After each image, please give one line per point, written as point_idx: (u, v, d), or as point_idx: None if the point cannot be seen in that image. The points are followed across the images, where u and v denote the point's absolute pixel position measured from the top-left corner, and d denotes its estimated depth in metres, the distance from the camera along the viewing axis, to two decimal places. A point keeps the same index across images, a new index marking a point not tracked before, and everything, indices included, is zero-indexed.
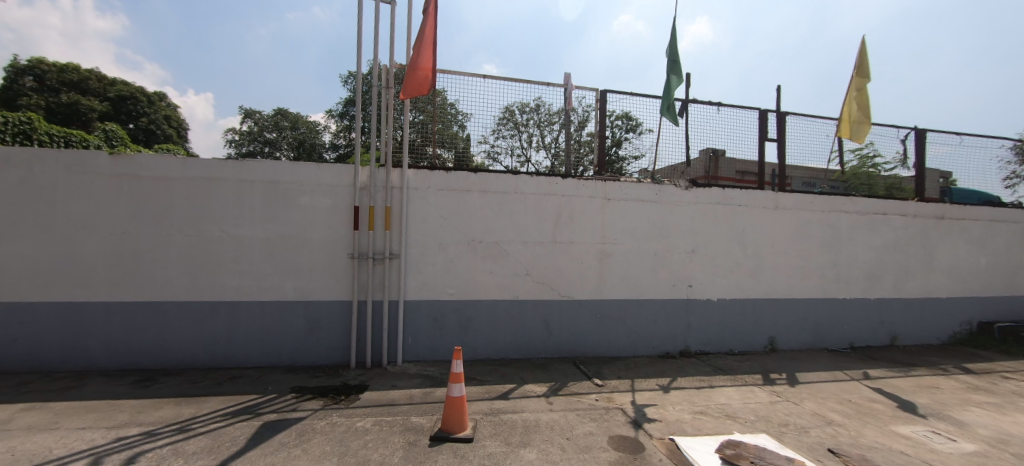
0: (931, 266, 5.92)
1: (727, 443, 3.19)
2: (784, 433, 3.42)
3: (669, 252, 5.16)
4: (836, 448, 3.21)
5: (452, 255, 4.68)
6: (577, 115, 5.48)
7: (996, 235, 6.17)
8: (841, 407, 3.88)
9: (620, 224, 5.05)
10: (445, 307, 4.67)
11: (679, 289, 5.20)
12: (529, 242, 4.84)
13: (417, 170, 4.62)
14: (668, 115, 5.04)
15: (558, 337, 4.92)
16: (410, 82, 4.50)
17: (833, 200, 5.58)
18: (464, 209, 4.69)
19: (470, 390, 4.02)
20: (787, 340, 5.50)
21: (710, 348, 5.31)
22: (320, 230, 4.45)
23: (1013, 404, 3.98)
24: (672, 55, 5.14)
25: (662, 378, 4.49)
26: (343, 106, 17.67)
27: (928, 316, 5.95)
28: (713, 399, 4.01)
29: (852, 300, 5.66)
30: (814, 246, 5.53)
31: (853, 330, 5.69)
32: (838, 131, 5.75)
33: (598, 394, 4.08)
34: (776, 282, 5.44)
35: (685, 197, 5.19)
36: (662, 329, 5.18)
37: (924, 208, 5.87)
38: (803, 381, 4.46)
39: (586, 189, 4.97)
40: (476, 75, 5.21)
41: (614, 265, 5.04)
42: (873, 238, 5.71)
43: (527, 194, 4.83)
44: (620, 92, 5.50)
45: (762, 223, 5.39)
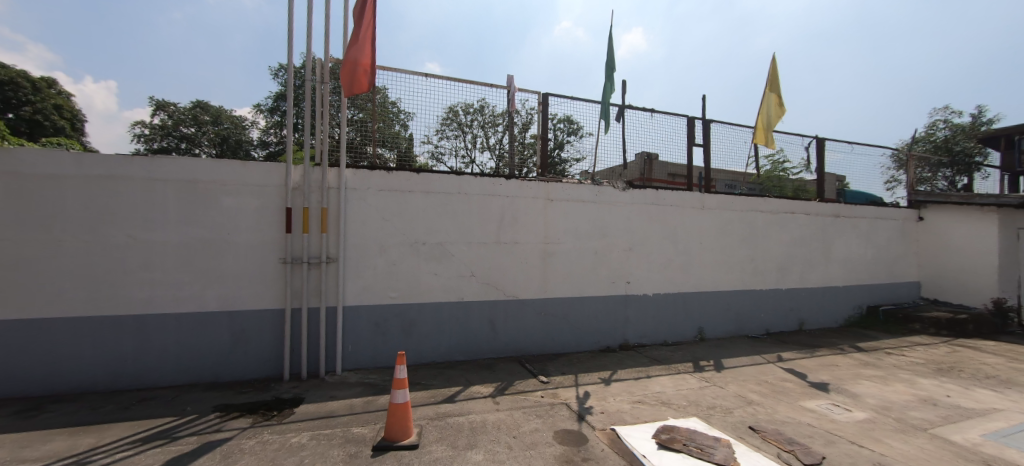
0: (830, 258, 6.73)
1: (663, 428, 3.39)
2: (712, 415, 3.71)
3: (609, 250, 5.40)
4: (756, 425, 3.54)
5: (394, 258, 4.54)
6: (520, 117, 5.57)
7: (880, 230, 7.14)
8: (759, 388, 4.28)
9: (562, 224, 5.19)
10: (387, 311, 4.52)
11: (618, 285, 5.45)
12: (473, 243, 4.82)
13: (356, 170, 4.43)
14: (606, 119, 5.26)
15: (503, 337, 4.95)
16: (348, 79, 4.32)
17: (750, 201, 6.16)
18: (406, 210, 4.58)
19: (415, 395, 3.92)
20: (714, 329, 5.97)
21: (647, 340, 5.62)
22: (246, 234, 4.12)
23: (893, 376, 4.62)
24: (609, 63, 5.38)
25: (604, 371, 4.67)
26: (274, 100, 16.53)
27: (829, 303, 6.74)
28: (649, 388, 4.25)
29: (767, 291, 6.27)
30: (735, 243, 6.05)
31: (769, 318, 6.29)
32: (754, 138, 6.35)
33: (543, 390, 4.16)
34: (704, 276, 5.89)
35: (622, 197, 5.46)
36: (603, 325, 5.39)
37: (824, 208, 6.65)
38: (727, 367, 4.86)
39: (529, 190, 5.05)
40: (418, 73, 5.10)
41: (557, 264, 5.17)
42: (784, 234, 6.37)
43: (471, 195, 4.82)
44: (561, 96, 5.67)
45: (691, 222, 5.81)
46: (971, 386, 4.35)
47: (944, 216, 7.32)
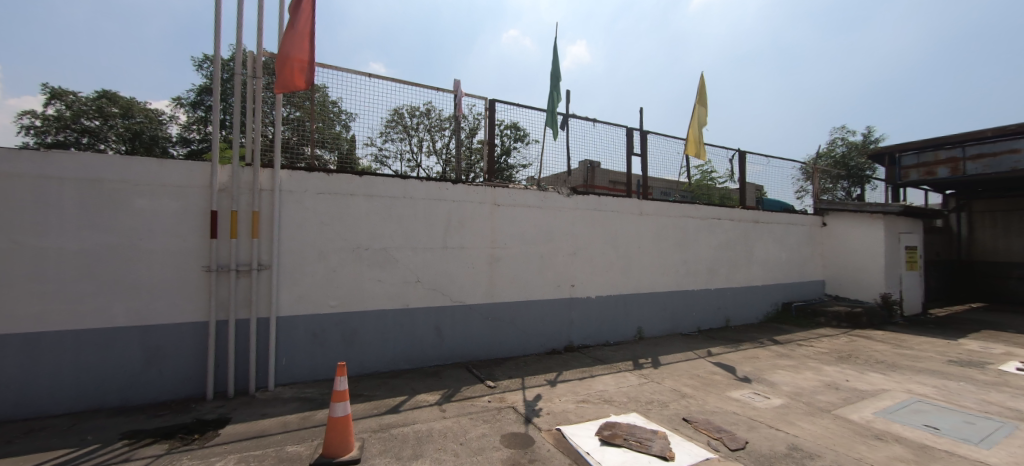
0: (751, 260, 7.40)
1: (605, 425, 3.53)
2: (650, 409, 3.91)
3: (554, 254, 5.54)
4: (689, 417, 3.79)
5: (334, 264, 4.34)
6: (468, 122, 5.59)
7: (792, 235, 7.99)
8: (692, 381, 4.59)
9: (508, 229, 5.25)
10: (326, 320, 4.29)
11: (563, 289, 5.61)
12: (418, 248, 4.73)
13: (291, 171, 4.18)
14: (551, 127, 5.41)
15: (450, 343, 4.89)
16: (282, 74, 4.07)
17: (683, 207, 6.62)
18: (347, 214, 4.39)
19: (356, 408, 3.75)
20: (651, 329, 6.32)
21: (590, 341, 5.82)
22: (164, 239, 3.73)
23: (803, 365, 5.17)
24: (553, 73, 5.55)
25: (549, 373, 4.77)
26: (197, 94, 15.15)
27: (751, 300, 7.40)
28: (593, 387, 4.40)
29: (698, 291, 6.76)
30: (670, 247, 6.47)
31: (700, 316, 6.78)
32: (686, 149, 6.84)
33: (490, 395, 4.16)
34: (642, 278, 6.22)
35: (566, 203, 5.64)
36: (549, 327, 5.51)
37: (746, 214, 7.32)
38: (663, 363, 5.16)
39: (475, 195, 5.06)
40: (360, 73, 4.94)
41: (504, 268, 5.21)
42: (712, 238, 6.91)
43: (417, 200, 4.73)
44: (508, 103, 5.77)
45: (631, 227, 6.13)
46: (865, 371, 4.97)
47: (843, 222, 8.33)
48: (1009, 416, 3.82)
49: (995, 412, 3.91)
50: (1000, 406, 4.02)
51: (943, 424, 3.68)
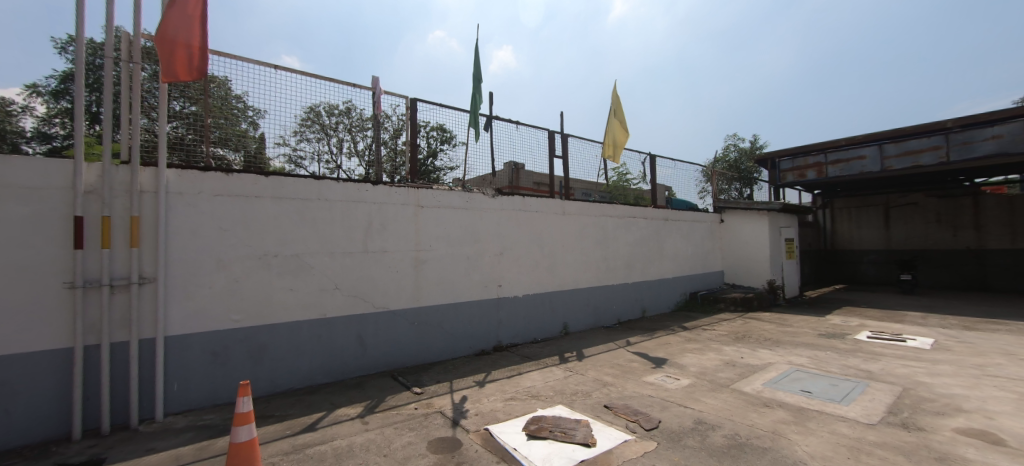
0: (663, 255, 8.07)
1: (531, 420, 3.59)
2: (575, 400, 4.07)
3: (481, 255, 5.57)
4: (609, 403, 4.00)
5: (237, 274, 3.92)
6: (390, 122, 5.44)
7: (696, 231, 8.88)
8: (612, 370, 4.85)
9: (433, 231, 5.17)
10: (228, 337, 3.85)
11: (491, 289, 5.65)
12: (336, 254, 4.46)
13: (181, 170, 3.70)
14: (474, 128, 5.44)
15: (373, 351, 4.67)
16: (167, 61, 3.60)
17: (603, 207, 7.04)
18: (251, 218, 4.00)
19: (265, 430, 3.41)
20: (576, 323, 6.60)
21: (519, 340, 5.91)
22: (9, 252, 3.09)
23: (707, 347, 5.73)
24: (477, 75, 5.60)
25: (478, 374, 4.74)
26: (58, 82, 12.77)
27: (664, 291, 8.06)
28: (521, 384, 4.47)
29: (618, 286, 7.21)
30: (591, 245, 6.83)
31: (619, 309, 7.23)
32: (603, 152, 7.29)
33: (417, 402, 4.03)
34: (567, 275, 6.49)
35: (492, 204, 5.71)
36: (477, 329, 5.50)
37: (658, 212, 7.98)
38: (587, 355, 5.40)
39: (398, 197, 4.90)
40: (266, 64, 4.53)
41: (429, 271, 5.11)
42: (629, 236, 7.43)
43: (332, 201, 4.46)
44: (432, 104, 5.71)
45: (555, 226, 6.38)
46: (756, 348, 5.65)
47: (737, 218, 9.43)
48: (862, 377, 4.58)
49: (852, 374, 4.67)
50: (855, 369, 4.82)
51: (814, 388, 4.30)
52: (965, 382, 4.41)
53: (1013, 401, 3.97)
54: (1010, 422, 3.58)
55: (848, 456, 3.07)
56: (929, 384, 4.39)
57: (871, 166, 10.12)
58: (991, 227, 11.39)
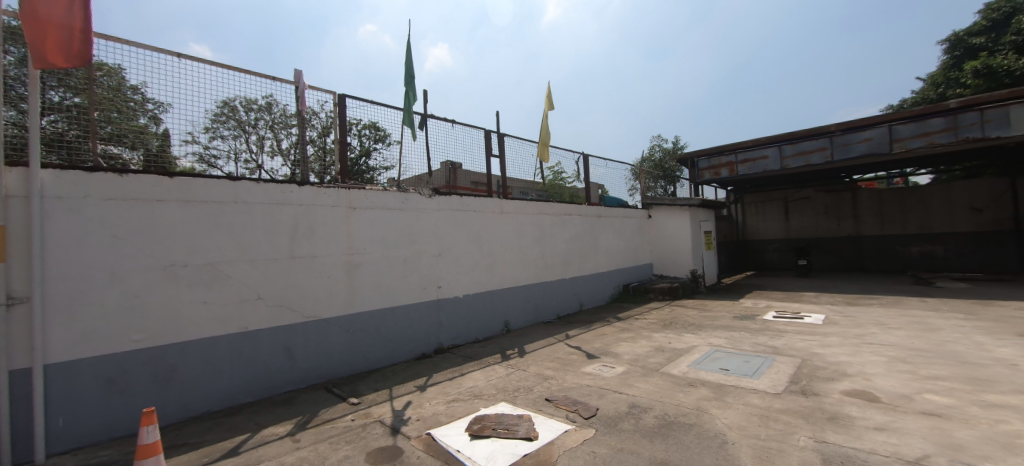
0: (598, 250, 8.47)
1: (474, 420, 3.58)
2: (517, 396, 4.13)
3: (418, 257, 5.45)
4: (551, 396, 4.11)
5: (136, 287, 3.46)
6: (318, 119, 5.15)
7: (627, 226, 9.42)
8: (553, 364, 4.99)
9: (366, 233, 4.96)
10: (127, 360, 3.39)
11: (429, 291, 5.55)
12: (257, 261, 4.11)
13: (59, 171, 3.18)
14: (408, 127, 5.31)
15: (304, 364, 4.38)
16: (37, 44, 3.07)
17: (540, 205, 7.24)
18: (153, 224, 3.56)
19: (177, 460, 3.05)
20: (516, 321, 6.69)
21: (460, 341, 5.87)
22: None
23: (639, 335, 6.09)
24: (410, 72, 5.45)
25: (418, 379, 4.63)
26: None
27: (599, 285, 8.46)
28: (463, 385, 4.44)
29: (555, 282, 7.44)
30: (529, 242, 6.99)
31: (558, 304, 7.46)
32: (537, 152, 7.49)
33: (354, 413, 3.84)
34: (506, 273, 6.58)
35: (429, 204, 5.62)
36: (416, 332, 5.37)
37: (591, 209, 8.37)
38: (528, 351, 5.51)
39: (326, 198, 4.63)
40: (167, 52, 4.04)
41: (364, 275, 4.91)
42: (565, 232, 7.71)
43: (251, 204, 4.10)
44: (363, 101, 5.49)
45: (493, 226, 6.44)
46: (681, 333, 6.12)
47: (662, 214, 10.13)
48: (769, 352, 5.15)
49: (761, 351, 5.22)
50: (764, 345, 5.40)
51: (731, 366, 4.76)
52: (849, 350, 5.12)
53: (884, 364, 4.69)
54: (882, 381, 4.23)
55: (759, 424, 3.43)
56: (822, 354, 5.04)
57: (772, 165, 11.39)
58: (865, 217, 13.36)
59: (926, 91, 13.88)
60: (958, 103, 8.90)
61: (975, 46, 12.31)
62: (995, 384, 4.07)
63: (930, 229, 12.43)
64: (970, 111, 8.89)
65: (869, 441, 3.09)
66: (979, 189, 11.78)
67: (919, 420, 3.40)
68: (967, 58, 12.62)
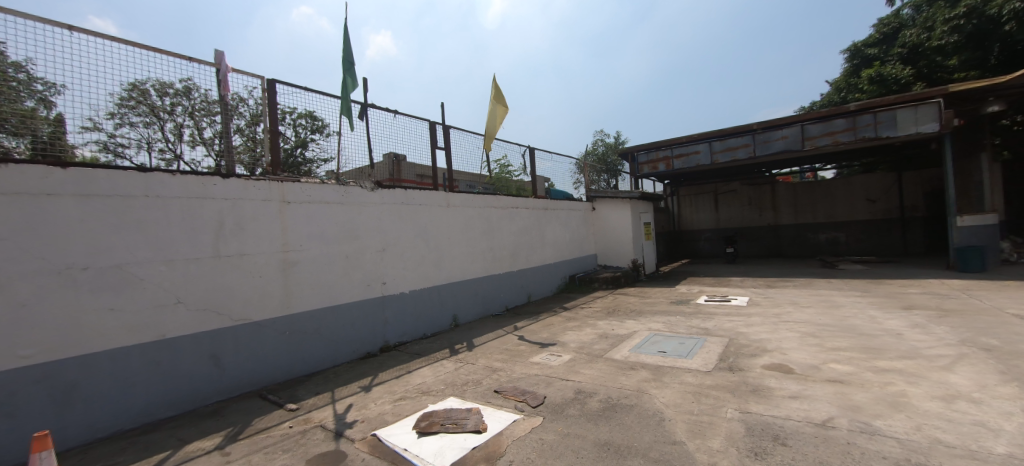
0: (544, 243, 8.65)
1: (422, 417, 3.52)
2: (466, 390, 4.12)
3: (361, 252, 5.24)
4: (499, 388, 4.15)
5: (23, 294, 2.98)
6: (246, 106, 4.77)
7: (572, 219, 9.70)
8: (502, 356, 5.03)
9: (303, 228, 4.68)
10: (13, 379, 2.89)
11: (374, 288, 5.36)
12: (176, 261, 3.72)
13: None
14: (347, 117, 5.07)
15: (234, 371, 4.05)
16: None
17: (486, 198, 7.27)
18: (43, 222, 3.08)
19: None
20: (464, 315, 6.66)
21: (407, 338, 5.74)
22: None
23: (584, 323, 6.32)
24: (349, 58, 5.19)
25: (363, 379, 4.48)
26: None
27: (547, 276, 8.65)
28: (410, 382, 4.35)
29: (503, 274, 7.51)
30: (476, 236, 7.00)
31: (506, 296, 7.53)
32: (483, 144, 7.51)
33: (292, 420, 3.62)
34: (453, 267, 6.53)
35: (372, 198, 5.42)
36: (360, 331, 5.17)
37: (537, 202, 8.52)
38: (477, 344, 5.52)
39: (256, 191, 4.30)
40: (55, 23, 3.49)
41: (301, 274, 4.62)
42: (511, 225, 7.79)
43: (167, 199, 3.70)
44: (296, 88, 5.17)
45: (439, 220, 6.35)
46: (623, 320, 6.42)
47: (605, 206, 10.53)
48: (701, 334, 5.56)
49: (694, 332, 5.62)
50: (697, 328, 5.81)
51: (667, 348, 5.07)
52: (768, 328, 5.66)
53: (797, 338, 5.24)
54: (796, 354, 4.72)
55: (692, 400, 3.70)
56: (746, 333, 5.53)
57: (704, 160, 12.23)
58: (783, 208, 14.78)
59: (832, 95, 15.56)
60: (857, 106, 10.08)
61: (870, 56, 13.99)
62: (884, 352, 4.70)
63: (835, 219, 14.02)
64: (866, 114, 10.10)
65: (785, 409, 3.44)
66: (873, 183, 13.47)
67: (825, 387, 3.84)
68: (864, 66, 14.32)
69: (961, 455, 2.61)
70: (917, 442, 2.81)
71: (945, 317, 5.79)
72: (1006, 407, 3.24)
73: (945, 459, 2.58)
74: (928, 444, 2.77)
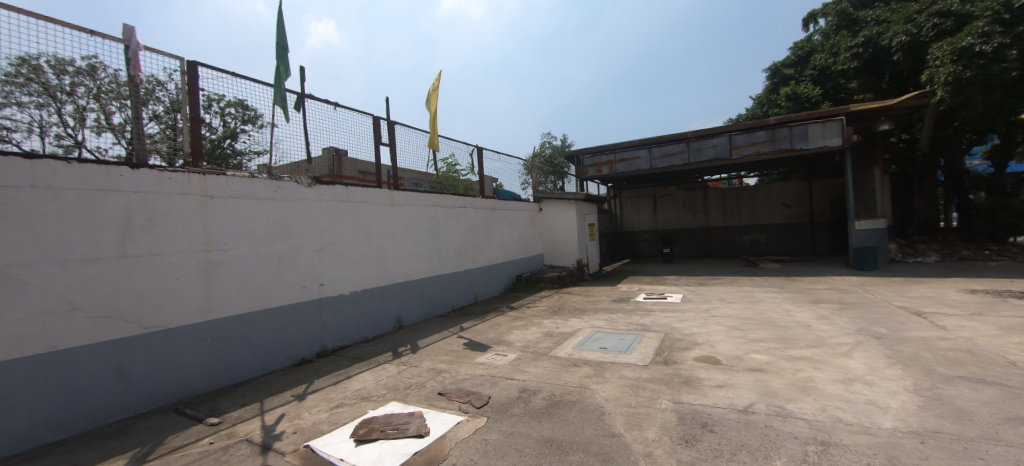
0: (491, 242, 8.68)
1: (361, 424, 3.37)
2: (408, 394, 4.01)
3: (295, 252, 4.94)
4: (443, 390, 4.09)
5: None
6: (163, 91, 4.31)
7: (519, 219, 9.82)
8: (447, 357, 4.97)
9: (228, 226, 4.31)
10: None
11: (310, 289, 5.08)
12: (72, 261, 3.25)
13: None
14: (280, 106, 4.74)
15: (144, 384, 3.62)
16: None
17: (432, 197, 7.16)
18: None
19: None
20: (409, 316, 6.51)
21: (346, 341, 5.49)
22: None
23: (530, 322, 6.41)
24: (283, 44, 4.86)
25: (298, 387, 4.22)
26: None
27: (494, 276, 8.69)
28: (349, 388, 4.16)
29: (450, 274, 7.44)
30: (422, 235, 6.87)
31: (453, 297, 7.47)
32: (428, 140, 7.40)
33: (213, 435, 3.31)
34: (397, 268, 6.35)
35: (308, 194, 5.14)
36: (294, 336, 4.87)
37: (484, 202, 8.54)
38: (421, 346, 5.41)
39: (173, 184, 3.90)
40: None
41: (226, 275, 4.25)
42: (458, 225, 7.74)
43: (61, 190, 3.23)
44: (222, 72, 4.74)
45: (382, 218, 6.16)
46: (567, 318, 6.60)
47: (552, 207, 10.77)
48: (639, 330, 5.86)
49: (633, 329, 5.91)
50: (635, 324, 6.11)
51: (608, 344, 5.29)
52: (699, 323, 6.09)
53: (724, 331, 5.69)
54: (722, 346, 5.12)
55: (631, 394, 3.87)
56: (679, 328, 5.91)
57: (644, 164, 12.90)
58: (713, 211, 15.97)
59: (756, 109, 17.12)
60: (775, 120, 11.14)
61: (787, 76, 15.58)
62: (796, 341, 5.23)
63: (757, 221, 15.40)
64: (783, 127, 11.19)
65: (712, 397, 3.72)
66: (788, 190, 14.96)
67: (747, 375, 4.19)
68: (781, 84, 15.97)
69: (857, 431, 2.97)
70: (822, 422, 3.15)
71: (845, 309, 6.59)
72: (891, 387, 3.74)
73: (845, 436, 2.91)
74: (831, 423, 3.12)
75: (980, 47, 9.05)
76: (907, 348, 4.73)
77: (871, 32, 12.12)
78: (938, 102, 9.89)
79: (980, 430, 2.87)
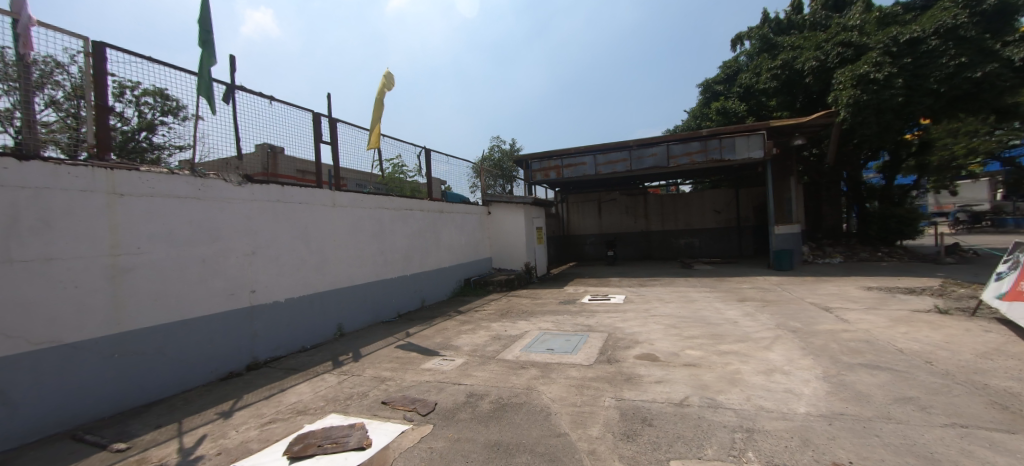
0: (439, 246, 8.55)
1: (297, 439, 3.17)
2: (349, 405, 3.84)
3: (223, 256, 4.56)
4: (387, 399, 3.95)
5: None
6: (65, 74, 3.76)
7: (468, 222, 9.77)
8: (391, 365, 4.81)
9: (142, 227, 3.88)
10: None
11: (239, 296, 4.71)
12: None
13: None
14: (203, 96, 4.35)
15: (31, 409, 3.11)
16: None
17: (377, 199, 6.94)
18: None
19: None
20: (351, 323, 6.23)
21: (281, 352, 5.14)
22: None
23: (478, 326, 6.39)
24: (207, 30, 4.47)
25: (225, 403, 3.89)
26: None
27: (442, 280, 8.58)
28: (284, 402, 3.90)
29: (396, 279, 7.23)
30: (365, 238, 6.63)
31: (399, 302, 7.27)
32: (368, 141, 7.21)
33: (120, 462, 2.94)
34: (339, 272, 6.07)
35: (238, 194, 4.76)
36: (220, 347, 4.48)
37: (432, 205, 8.42)
38: (364, 354, 5.20)
39: (74, 180, 3.44)
40: None
41: (139, 282, 3.82)
42: (405, 228, 7.56)
43: None
44: (137, 56, 4.27)
45: (322, 220, 5.86)
46: (516, 321, 6.67)
47: (501, 210, 10.83)
48: (585, 330, 6.05)
49: (579, 329, 6.10)
50: (581, 325, 6.32)
51: (555, 345, 5.41)
52: (639, 322, 6.42)
53: (662, 329, 6.04)
54: (660, 344, 5.42)
55: (576, 393, 3.99)
56: (621, 327, 6.19)
57: (590, 170, 13.39)
58: (653, 216, 16.92)
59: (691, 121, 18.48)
60: (707, 132, 12.00)
61: (717, 91, 17.20)
62: (725, 337, 5.68)
63: (692, 226, 16.53)
64: (713, 139, 12.10)
65: (652, 393, 3.93)
66: (719, 196, 16.23)
67: (683, 370, 4.48)
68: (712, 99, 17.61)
69: (776, 418, 3.28)
70: (747, 410, 3.44)
71: (767, 306, 7.26)
72: (804, 376, 4.17)
73: (766, 422, 3.20)
74: (754, 411, 3.42)
75: (873, 75, 10.47)
76: (817, 340, 5.30)
77: (787, 56, 13.35)
78: (841, 122, 11.27)
79: (875, 410, 3.29)
